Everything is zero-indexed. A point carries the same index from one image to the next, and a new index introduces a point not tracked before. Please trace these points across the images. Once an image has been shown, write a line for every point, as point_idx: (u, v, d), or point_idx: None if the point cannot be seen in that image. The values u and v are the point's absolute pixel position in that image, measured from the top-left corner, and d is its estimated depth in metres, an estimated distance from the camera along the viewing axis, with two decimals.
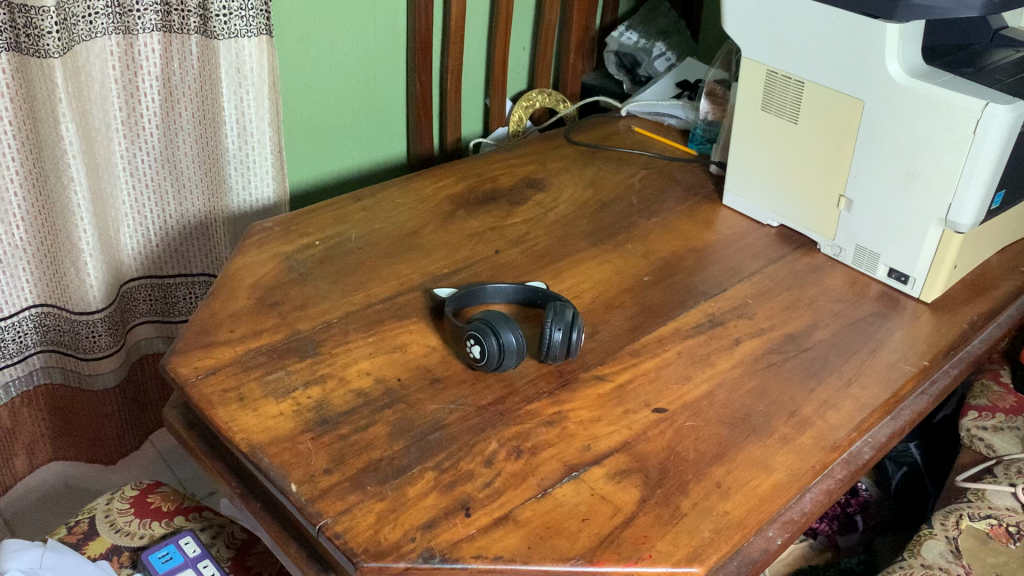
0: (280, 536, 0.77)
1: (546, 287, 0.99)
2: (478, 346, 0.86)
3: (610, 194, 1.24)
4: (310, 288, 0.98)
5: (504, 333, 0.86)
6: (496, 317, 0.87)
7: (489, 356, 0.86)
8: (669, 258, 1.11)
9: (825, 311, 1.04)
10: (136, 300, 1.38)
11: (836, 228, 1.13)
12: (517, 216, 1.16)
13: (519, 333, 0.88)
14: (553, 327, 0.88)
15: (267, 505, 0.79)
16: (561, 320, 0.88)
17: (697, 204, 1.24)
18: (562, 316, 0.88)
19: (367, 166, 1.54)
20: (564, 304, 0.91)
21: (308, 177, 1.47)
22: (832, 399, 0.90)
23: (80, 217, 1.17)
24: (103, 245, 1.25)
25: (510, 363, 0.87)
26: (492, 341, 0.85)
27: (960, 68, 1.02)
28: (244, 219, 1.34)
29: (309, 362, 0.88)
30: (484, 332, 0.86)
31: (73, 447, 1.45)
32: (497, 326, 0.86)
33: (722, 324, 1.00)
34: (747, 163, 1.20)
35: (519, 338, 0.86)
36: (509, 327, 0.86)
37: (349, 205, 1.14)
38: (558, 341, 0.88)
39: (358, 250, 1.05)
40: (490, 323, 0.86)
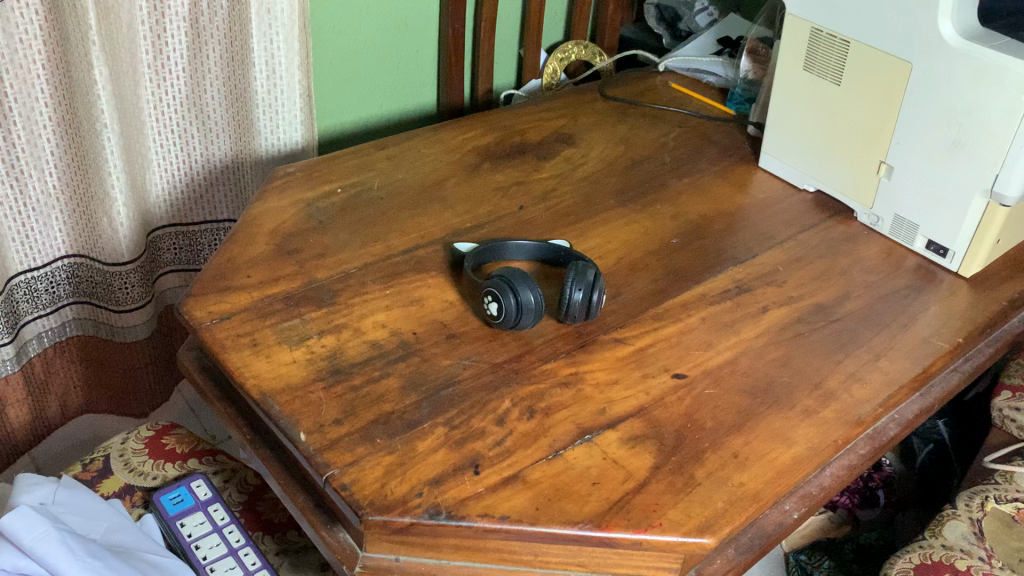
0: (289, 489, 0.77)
1: (569, 246, 0.97)
2: (493, 303, 0.85)
3: (641, 152, 1.20)
4: (330, 237, 0.97)
5: (523, 291, 0.84)
6: (515, 273, 0.85)
7: (505, 315, 0.84)
8: (700, 221, 1.08)
9: (858, 281, 1.00)
10: (162, 248, 1.36)
11: (874, 196, 1.08)
12: (545, 171, 1.13)
13: (538, 291, 0.86)
14: (573, 288, 0.85)
15: (277, 454, 0.79)
16: (582, 280, 0.86)
17: (731, 165, 1.20)
18: (585, 275, 0.86)
19: (395, 114, 1.52)
20: (586, 263, 0.88)
21: (334, 124, 1.45)
22: (859, 372, 0.87)
23: (112, 162, 1.16)
24: (133, 191, 1.24)
25: (529, 323, 0.85)
26: (510, 300, 0.84)
27: (1017, 31, 0.96)
28: (270, 162, 1.35)
29: (325, 311, 0.87)
30: (501, 290, 0.84)
31: (105, 399, 1.45)
32: (516, 285, 0.84)
33: (749, 291, 0.97)
34: (785, 126, 1.15)
35: (537, 298, 0.85)
36: (527, 286, 0.84)
37: (374, 153, 1.12)
38: (578, 303, 0.86)
39: (380, 200, 1.03)
40: (509, 280, 0.84)
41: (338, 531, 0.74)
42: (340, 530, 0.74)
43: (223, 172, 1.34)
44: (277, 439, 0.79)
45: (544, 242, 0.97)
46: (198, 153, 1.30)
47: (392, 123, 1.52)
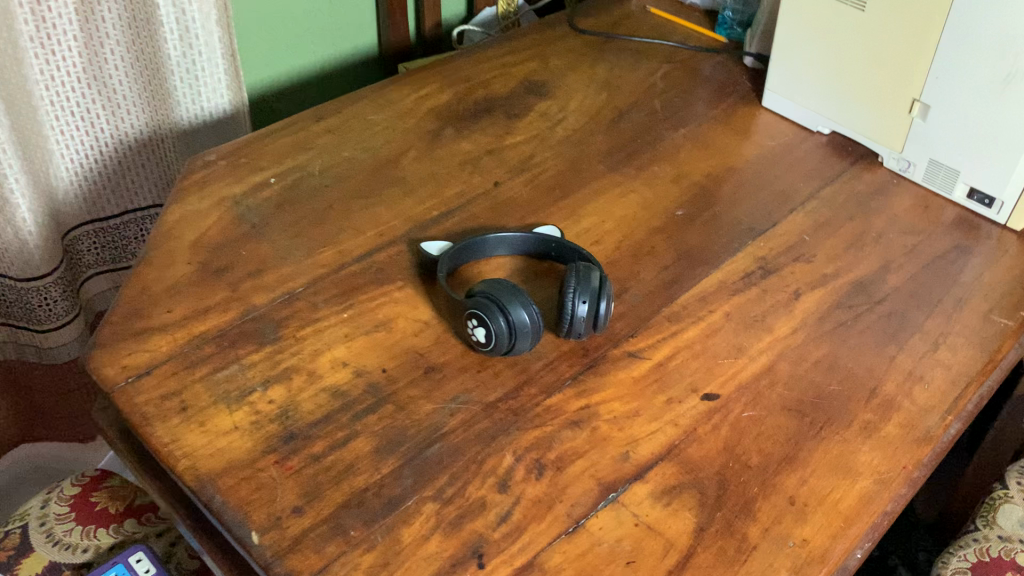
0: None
1: (560, 236, 0.81)
2: (479, 325, 0.68)
3: (627, 99, 1.02)
4: (267, 246, 0.79)
5: (517, 309, 0.67)
6: (504, 285, 0.69)
7: (496, 339, 0.68)
8: (705, 183, 0.92)
9: (897, 246, 0.86)
10: (80, 251, 1.17)
11: (905, 139, 0.92)
12: (518, 134, 0.95)
13: (534, 307, 0.70)
14: (577, 297, 0.70)
15: (225, 549, 0.63)
16: (587, 289, 0.70)
17: (732, 107, 1.03)
18: (589, 280, 0.70)
19: (332, 62, 1.31)
20: (588, 265, 0.73)
21: (263, 81, 1.24)
22: (917, 370, 0.73)
23: (6, 164, 0.96)
24: (38, 190, 1.04)
25: (526, 346, 0.69)
26: (501, 320, 0.67)
27: None
28: (198, 137, 1.17)
29: (270, 350, 0.70)
30: (488, 308, 0.67)
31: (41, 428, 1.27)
32: (508, 301, 0.67)
33: (777, 272, 0.81)
34: (796, 58, 0.98)
35: (533, 314, 0.68)
36: (521, 301, 0.68)
37: (312, 127, 0.93)
38: (584, 315, 0.70)
39: (324, 190, 0.85)
40: (498, 295, 0.68)
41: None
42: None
43: (142, 154, 1.14)
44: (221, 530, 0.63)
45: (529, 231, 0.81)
46: (110, 136, 1.10)
47: (328, 72, 1.31)
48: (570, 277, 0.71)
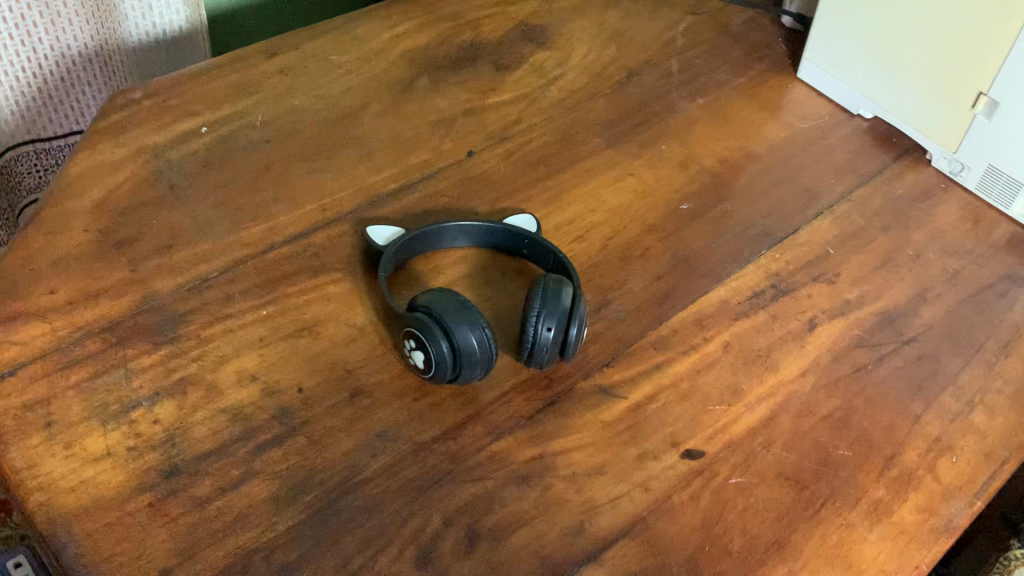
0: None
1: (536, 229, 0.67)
2: (418, 346, 0.56)
3: (639, 56, 0.87)
4: (184, 215, 0.66)
5: (465, 331, 0.55)
6: (453, 300, 0.56)
7: (437, 367, 0.55)
8: (718, 171, 0.78)
9: (937, 270, 0.72)
10: (19, 173, 0.99)
11: (962, 137, 0.78)
12: (504, 91, 0.81)
13: (488, 328, 0.57)
14: (542, 321, 0.57)
15: None
16: (554, 310, 0.57)
17: (760, 75, 0.88)
18: (558, 300, 0.57)
19: None
20: (560, 278, 0.59)
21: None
22: (945, 436, 0.61)
23: None
24: None
25: (475, 377, 0.57)
26: (445, 344, 0.55)
27: None
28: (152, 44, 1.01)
29: (164, 354, 0.58)
30: (430, 328, 0.55)
31: None
32: (454, 321, 0.55)
33: (790, 293, 0.68)
34: (844, 26, 0.83)
35: (486, 338, 0.56)
36: (471, 322, 0.55)
37: (260, 65, 0.78)
38: (549, 343, 0.57)
39: (263, 147, 0.72)
40: (443, 313, 0.55)
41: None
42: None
43: (88, 69, 0.96)
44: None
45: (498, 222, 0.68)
46: (48, 48, 0.91)
47: None
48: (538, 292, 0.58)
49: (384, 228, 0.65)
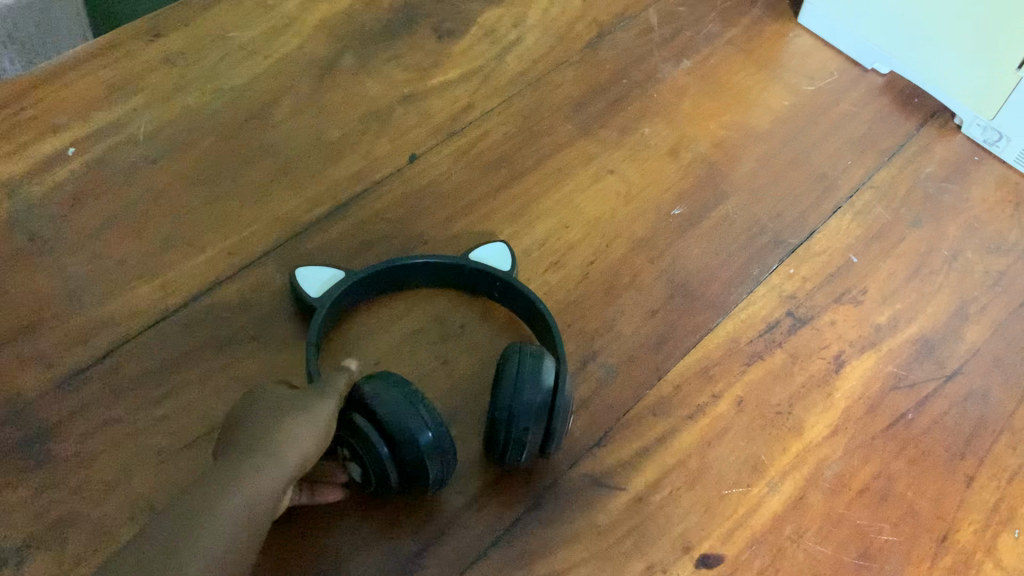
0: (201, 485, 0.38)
1: (508, 265, 0.54)
2: (357, 451, 0.44)
3: (611, 7, 0.72)
4: (50, 277, 0.52)
5: (412, 436, 0.43)
6: (399, 391, 0.44)
7: (380, 477, 0.43)
8: (715, 156, 0.64)
9: (978, 276, 0.60)
10: None
11: (1002, 103, 0.65)
12: (451, 67, 0.66)
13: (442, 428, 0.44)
14: (517, 417, 0.44)
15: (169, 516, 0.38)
16: (529, 410, 0.43)
17: (756, 22, 0.73)
18: (538, 386, 0.44)
19: None
20: (540, 355, 0.45)
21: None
22: (1005, 504, 0.51)
23: None
24: None
25: (430, 485, 0.44)
26: (386, 450, 0.43)
27: None
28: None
29: (37, 485, 0.45)
30: (367, 430, 0.43)
31: None
32: (397, 421, 0.42)
33: (809, 322, 0.57)
34: None
35: (443, 438, 0.44)
36: (421, 422, 0.43)
37: (140, 54, 0.62)
38: (527, 444, 0.44)
39: (149, 171, 0.57)
40: (385, 412, 0.43)
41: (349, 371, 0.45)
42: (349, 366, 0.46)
43: None
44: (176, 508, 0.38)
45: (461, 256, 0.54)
46: None
47: None
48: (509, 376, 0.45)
49: (318, 274, 0.52)
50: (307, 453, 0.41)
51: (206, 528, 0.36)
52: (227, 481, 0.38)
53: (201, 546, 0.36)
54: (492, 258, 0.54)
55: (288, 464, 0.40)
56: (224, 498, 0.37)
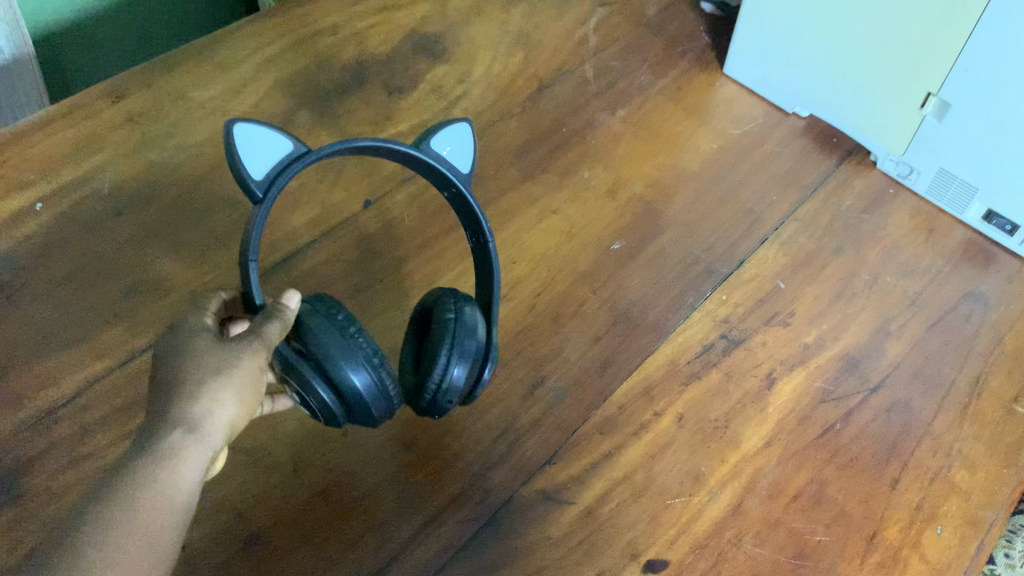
0: (122, 464, 0.38)
1: (467, 163, 0.49)
2: (297, 389, 0.43)
3: (549, 62, 0.77)
4: (20, 324, 0.54)
5: (343, 373, 0.41)
6: (331, 319, 0.42)
7: (326, 413, 0.43)
8: (651, 195, 0.69)
9: (896, 297, 0.65)
10: None
11: (910, 140, 0.71)
12: (401, 120, 0.70)
13: (380, 363, 0.42)
14: (447, 360, 0.45)
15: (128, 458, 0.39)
16: (464, 350, 0.45)
17: (684, 74, 0.79)
18: (478, 333, 0.46)
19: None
20: (466, 305, 0.47)
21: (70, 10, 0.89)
22: (928, 502, 0.55)
23: None
24: None
25: (378, 422, 0.44)
26: (326, 392, 0.41)
27: None
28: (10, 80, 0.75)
29: (9, 520, 0.47)
30: (302, 370, 0.41)
31: None
32: (332, 357, 0.41)
33: (743, 343, 0.61)
34: (769, 19, 0.74)
35: (381, 374, 0.42)
36: (353, 358, 0.41)
37: (105, 114, 0.66)
38: (461, 386, 0.46)
39: (114, 222, 0.60)
40: (317, 344, 0.41)
41: (285, 305, 0.42)
42: (287, 298, 0.42)
43: None
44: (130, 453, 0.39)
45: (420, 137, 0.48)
46: None
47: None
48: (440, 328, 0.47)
49: (256, 138, 0.42)
50: (233, 414, 0.41)
51: (159, 482, 0.38)
52: (151, 462, 0.38)
53: (168, 487, 0.38)
54: (453, 144, 0.48)
55: (214, 434, 0.41)
56: (180, 450, 0.39)
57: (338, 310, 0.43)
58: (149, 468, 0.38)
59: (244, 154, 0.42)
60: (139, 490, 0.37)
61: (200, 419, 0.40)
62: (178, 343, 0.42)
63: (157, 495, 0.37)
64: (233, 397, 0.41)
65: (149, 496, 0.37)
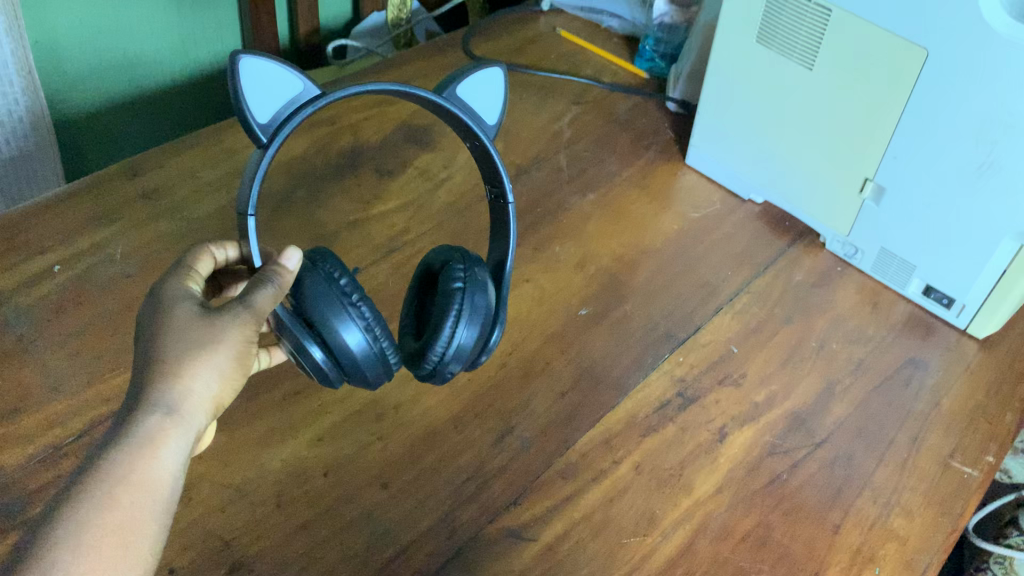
0: (108, 446, 0.43)
1: (491, 115, 0.55)
2: (292, 349, 0.49)
3: (527, 151, 0.85)
4: (34, 371, 0.59)
5: (335, 333, 0.48)
6: (332, 283, 0.49)
7: (318, 371, 0.49)
8: (616, 268, 0.75)
9: (841, 362, 0.71)
10: None
11: (852, 223, 0.77)
12: (390, 199, 0.77)
13: (373, 323, 0.49)
14: (457, 324, 0.52)
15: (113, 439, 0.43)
16: (475, 312, 0.52)
17: (650, 164, 0.87)
18: (483, 299, 0.53)
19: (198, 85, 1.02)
20: (472, 273, 0.54)
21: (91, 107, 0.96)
22: (867, 546, 0.59)
23: None
24: None
25: (368, 384, 0.51)
26: (319, 349, 0.48)
27: None
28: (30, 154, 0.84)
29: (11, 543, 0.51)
30: (297, 334, 0.48)
31: None
32: (330, 321, 0.48)
33: (697, 401, 0.66)
34: (723, 116, 0.82)
35: (371, 336, 0.49)
36: (344, 320, 0.48)
37: (122, 190, 0.73)
38: (468, 346, 0.52)
39: (124, 283, 0.66)
40: (316, 307, 0.48)
41: (280, 269, 0.48)
42: (284, 260, 0.48)
43: None
44: (116, 434, 0.43)
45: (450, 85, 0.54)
46: None
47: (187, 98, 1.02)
48: (448, 297, 0.53)
49: (262, 80, 0.48)
50: (213, 392, 0.47)
51: (143, 462, 0.42)
52: (134, 444, 0.43)
53: (152, 465, 0.43)
54: (477, 96, 0.54)
55: (194, 413, 0.45)
56: (163, 431, 0.44)
57: (340, 274, 0.50)
58: (133, 447, 0.43)
59: (247, 95, 0.48)
60: (124, 469, 0.42)
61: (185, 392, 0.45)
62: (163, 319, 0.47)
63: (142, 473, 0.42)
64: (213, 376, 0.46)
65: (135, 473, 0.42)
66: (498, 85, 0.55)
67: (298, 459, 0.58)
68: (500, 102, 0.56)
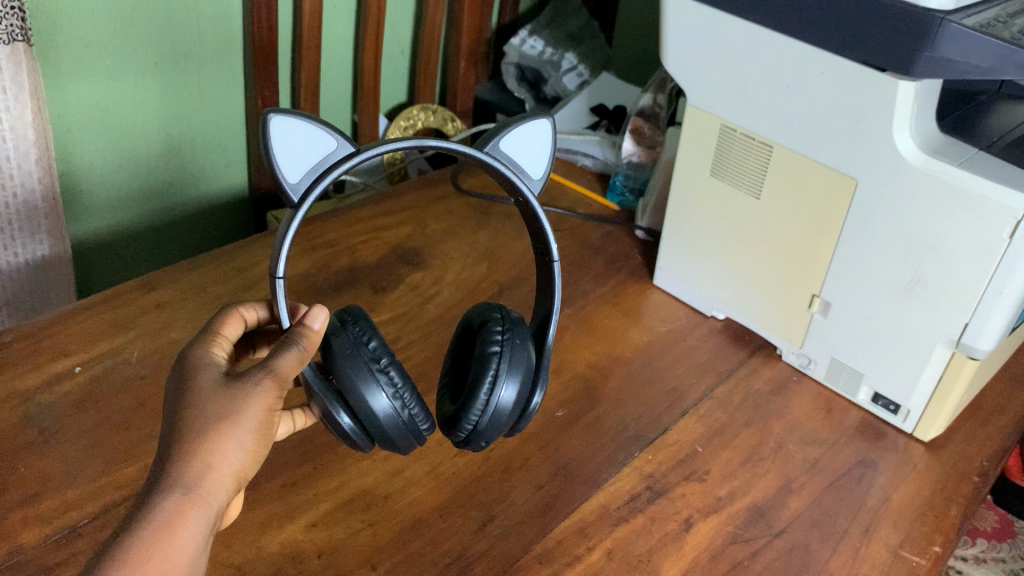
0: (132, 525, 0.47)
1: (538, 162, 0.59)
2: (322, 412, 0.55)
3: (508, 272, 0.93)
4: (53, 460, 0.64)
5: (359, 401, 0.53)
6: (359, 348, 0.54)
7: (347, 437, 0.55)
8: (590, 376, 0.82)
9: (798, 461, 0.76)
10: None
11: (805, 335, 0.85)
12: (383, 311, 0.84)
13: (395, 390, 0.54)
14: (495, 386, 0.55)
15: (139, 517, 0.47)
16: (510, 375, 0.56)
17: (620, 285, 0.95)
18: (519, 361, 0.57)
19: (208, 216, 1.12)
20: (511, 337, 0.57)
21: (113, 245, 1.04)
22: None
23: None
24: None
25: (397, 449, 0.56)
26: (346, 417, 0.54)
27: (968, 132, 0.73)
28: (46, 272, 0.92)
29: None
30: (325, 401, 0.54)
31: None
32: (355, 386, 0.53)
33: (664, 495, 0.71)
34: (686, 241, 0.91)
35: (395, 403, 0.54)
36: (368, 387, 0.53)
37: (137, 302, 0.80)
38: (506, 407, 0.55)
39: (139, 383, 0.72)
40: (343, 376, 0.53)
41: (306, 330, 0.53)
42: (310, 320, 0.53)
43: None
44: (142, 511, 0.47)
45: (502, 134, 0.57)
46: None
47: (195, 230, 1.11)
48: (488, 360, 0.57)
49: (294, 141, 0.52)
50: (234, 467, 0.51)
51: (164, 543, 0.47)
52: (157, 526, 0.47)
53: (172, 545, 0.47)
54: (522, 147, 0.58)
55: (215, 490, 0.49)
56: (185, 511, 0.48)
57: (368, 338, 0.56)
58: (157, 527, 0.47)
59: (279, 155, 0.52)
60: (149, 546, 0.46)
61: (211, 459, 0.49)
62: (190, 393, 0.51)
63: (165, 548, 0.47)
64: (236, 451, 0.50)
65: (159, 549, 0.46)
66: (544, 140, 0.59)
67: (293, 542, 0.63)
68: (545, 157, 0.59)
